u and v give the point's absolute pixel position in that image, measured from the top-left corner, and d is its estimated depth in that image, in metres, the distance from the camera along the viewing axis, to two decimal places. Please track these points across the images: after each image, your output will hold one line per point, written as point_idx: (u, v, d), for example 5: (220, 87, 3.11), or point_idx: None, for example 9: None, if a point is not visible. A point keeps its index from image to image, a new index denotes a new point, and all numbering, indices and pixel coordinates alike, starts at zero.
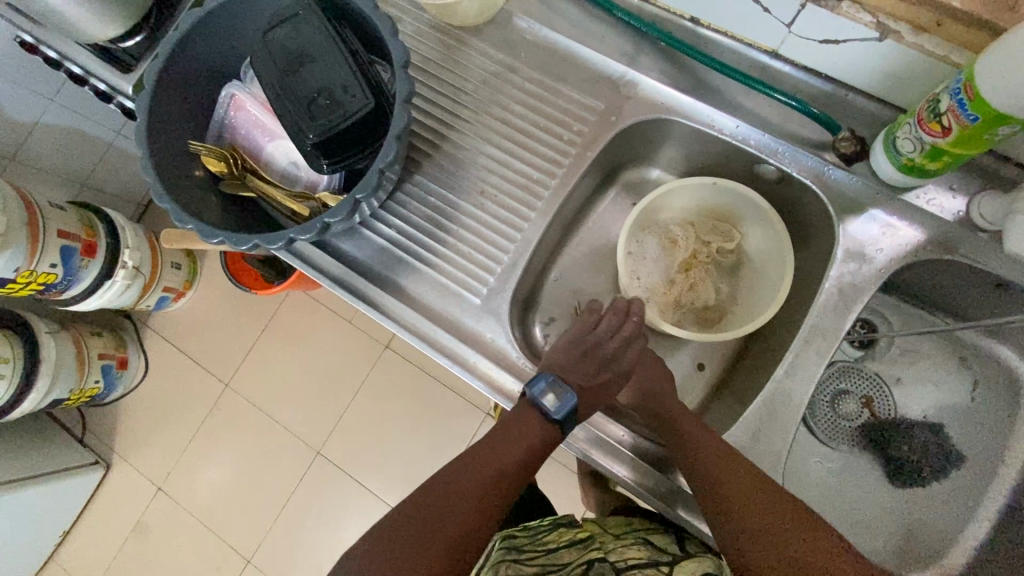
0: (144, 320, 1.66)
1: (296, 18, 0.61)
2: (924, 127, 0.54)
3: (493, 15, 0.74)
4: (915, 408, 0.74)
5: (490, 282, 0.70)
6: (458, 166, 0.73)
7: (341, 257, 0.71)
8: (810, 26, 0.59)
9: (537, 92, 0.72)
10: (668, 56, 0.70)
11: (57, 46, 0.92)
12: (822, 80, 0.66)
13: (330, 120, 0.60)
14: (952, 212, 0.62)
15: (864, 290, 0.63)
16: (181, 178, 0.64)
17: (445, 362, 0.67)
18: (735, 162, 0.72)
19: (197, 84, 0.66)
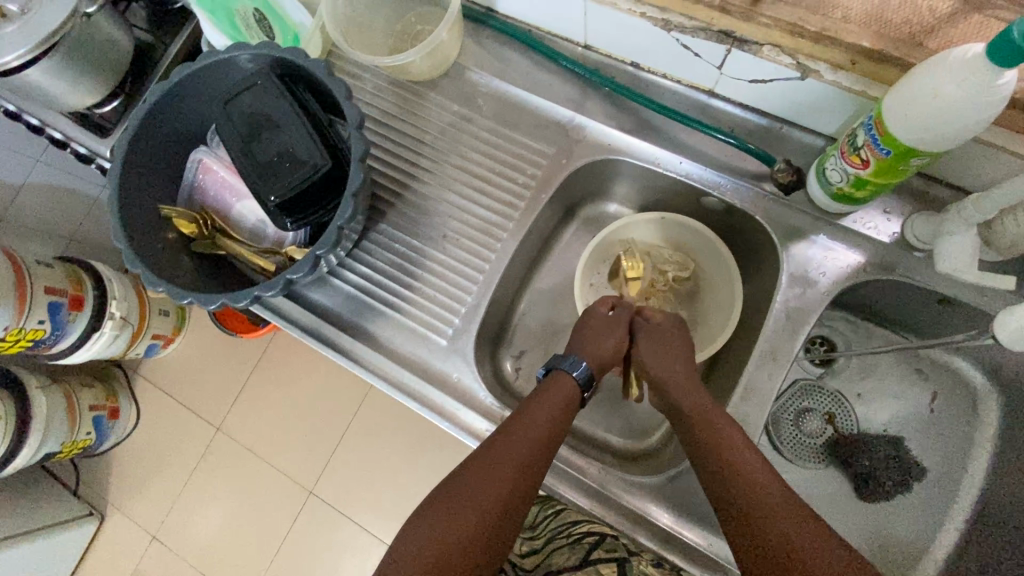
0: (135, 368, 1.67)
1: (255, 86, 0.64)
2: (846, 159, 0.57)
3: (448, 69, 0.78)
4: (875, 423, 0.76)
5: (455, 322, 0.72)
6: (421, 212, 0.76)
7: (311, 306, 0.74)
8: (737, 67, 0.63)
9: (492, 138, 0.76)
10: (613, 99, 0.74)
11: (39, 114, 0.97)
12: (758, 115, 0.70)
13: (290, 181, 0.63)
14: (886, 234, 0.65)
15: (810, 312, 0.66)
16: (151, 240, 0.67)
17: (412, 404, 0.68)
18: (683, 195, 0.75)
19: (167, 150, 0.70)
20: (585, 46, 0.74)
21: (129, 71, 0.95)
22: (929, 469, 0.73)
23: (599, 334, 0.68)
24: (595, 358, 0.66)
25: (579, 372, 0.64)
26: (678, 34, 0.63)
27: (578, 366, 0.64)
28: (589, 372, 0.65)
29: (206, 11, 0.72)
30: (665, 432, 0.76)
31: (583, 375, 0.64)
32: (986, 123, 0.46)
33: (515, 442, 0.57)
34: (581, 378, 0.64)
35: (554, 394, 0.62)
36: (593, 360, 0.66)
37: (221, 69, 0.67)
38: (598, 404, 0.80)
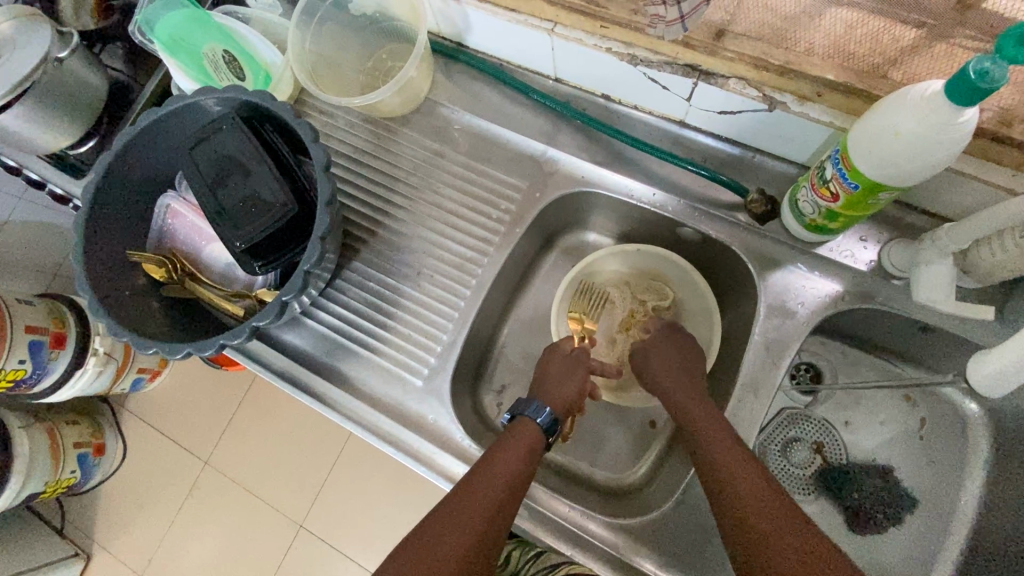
0: (121, 403, 1.65)
1: (220, 131, 0.64)
2: (816, 192, 0.57)
3: (419, 104, 0.78)
4: (864, 451, 0.74)
5: (430, 361, 0.71)
6: (394, 248, 0.74)
7: (284, 348, 0.73)
8: (705, 99, 0.63)
9: (464, 173, 0.76)
10: (584, 132, 0.74)
11: (14, 156, 0.96)
12: (730, 145, 0.70)
13: (255, 226, 0.62)
14: (864, 262, 0.64)
15: (790, 344, 0.64)
16: (118, 289, 0.65)
17: (387, 449, 0.67)
18: (659, 225, 0.75)
19: (135, 196, 0.69)
20: (555, 79, 0.74)
21: (104, 111, 0.95)
22: (922, 499, 0.71)
23: (561, 378, 0.67)
24: (558, 402, 0.66)
25: (544, 417, 0.63)
26: (645, 68, 0.63)
27: (542, 412, 0.63)
28: (553, 416, 0.64)
29: (178, 61, 0.73)
30: (649, 467, 0.74)
31: (546, 420, 0.63)
32: (949, 159, 0.45)
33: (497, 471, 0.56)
34: (544, 423, 0.63)
35: (523, 429, 0.62)
36: (557, 405, 0.65)
37: (187, 113, 0.67)
38: (581, 439, 0.78)
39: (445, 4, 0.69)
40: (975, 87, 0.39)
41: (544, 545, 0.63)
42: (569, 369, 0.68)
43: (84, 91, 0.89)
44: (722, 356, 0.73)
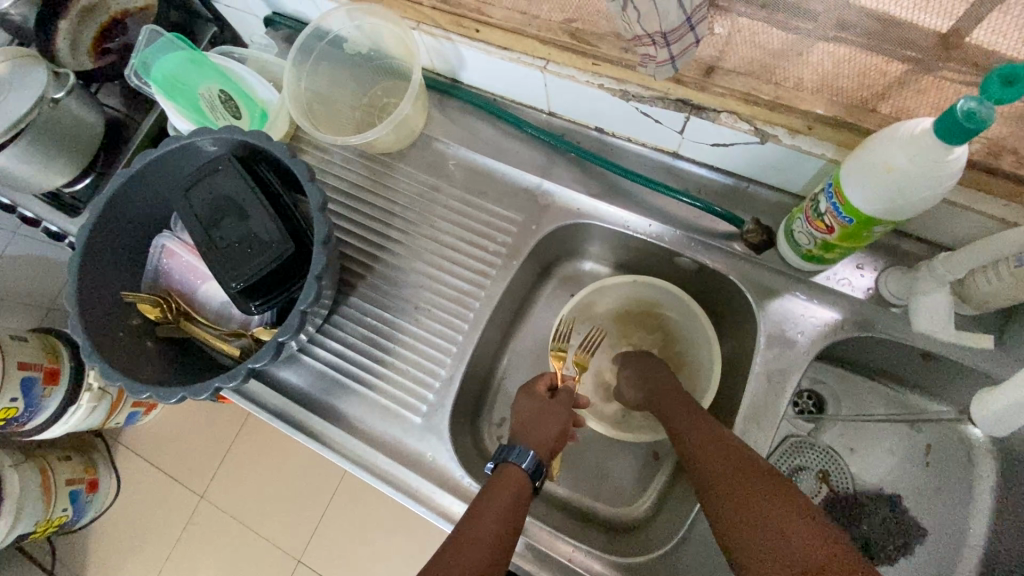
0: (114, 437, 1.62)
1: (216, 172, 0.64)
2: (812, 224, 0.57)
3: (415, 140, 0.79)
4: (871, 479, 0.73)
5: (429, 398, 0.70)
6: (391, 284, 0.74)
7: (280, 386, 0.72)
8: (697, 132, 0.64)
9: (460, 207, 0.76)
10: (579, 164, 0.74)
11: (10, 196, 0.96)
12: (723, 175, 0.70)
13: (251, 267, 0.62)
14: (862, 291, 0.64)
15: (791, 374, 0.64)
16: (111, 331, 0.65)
17: (386, 489, 0.65)
18: (656, 255, 0.75)
19: (131, 237, 0.69)
20: (549, 114, 0.75)
21: (100, 149, 0.95)
22: (931, 528, 0.70)
23: (540, 419, 0.64)
24: (542, 444, 0.62)
25: (528, 462, 0.59)
26: (637, 102, 0.64)
27: (526, 456, 0.59)
28: (537, 459, 0.60)
29: (174, 104, 0.73)
30: (655, 500, 0.73)
31: (530, 464, 0.59)
32: (941, 193, 0.45)
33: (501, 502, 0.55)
34: (528, 468, 0.59)
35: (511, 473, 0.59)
36: (540, 448, 0.62)
37: (183, 154, 0.67)
38: (583, 472, 0.77)
39: (439, 43, 0.71)
40: (964, 128, 0.39)
41: None
42: (550, 409, 0.66)
43: (80, 130, 0.89)
44: (723, 386, 0.73)
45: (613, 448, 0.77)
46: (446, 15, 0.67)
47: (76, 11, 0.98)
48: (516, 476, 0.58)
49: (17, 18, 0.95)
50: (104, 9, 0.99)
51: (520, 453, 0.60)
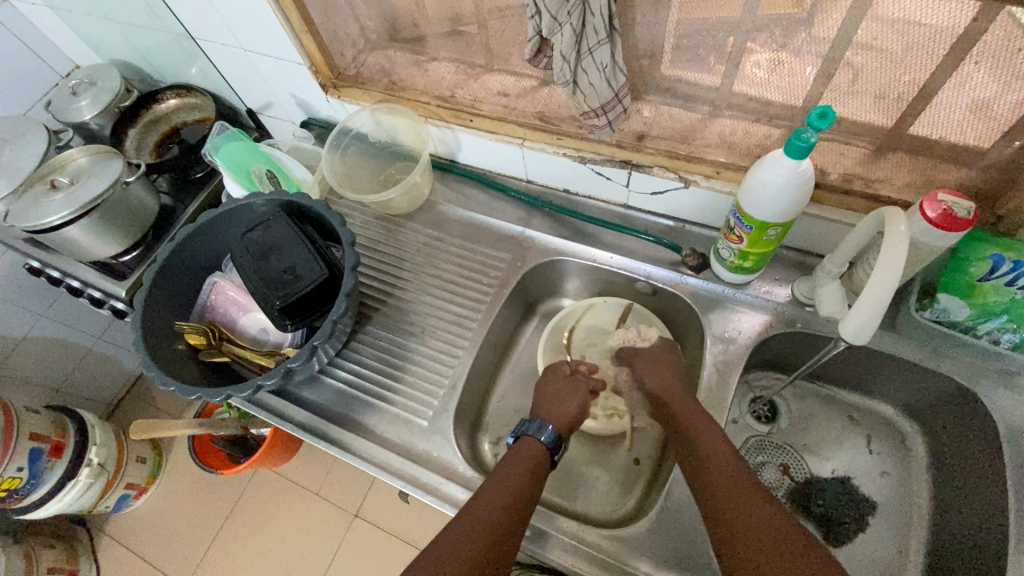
0: (99, 526, 1.58)
1: (266, 221, 0.81)
2: (729, 239, 0.75)
3: (421, 204, 0.98)
4: (826, 468, 0.83)
5: (434, 405, 0.81)
6: (401, 314, 0.88)
7: (303, 404, 0.82)
8: (638, 184, 0.85)
9: (458, 251, 0.93)
10: (552, 216, 0.94)
11: (65, 267, 1.11)
12: (664, 218, 0.90)
13: (292, 289, 0.76)
14: (782, 296, 0.81)
15: (736, 364, 0.78)
16: (165, 352, 0.77)
17: (397, 483, 0.74)
18: (620, 283, 0.91)
19: (186, 278, 0.83)
20: (527, 180, 0.96)
21: (151, 228, 1.13)
22: (880, 504, 0.80)
23: (561, 397, 0.77)
24: (559, 418, 0.74)
25: (546, 435, 0.71)
26: (592, 164, 0.85)
27: (544, 430, 0.71)
28: (555, 434, 0.71)
29: (233, 174, 0.92)
30: (639, 495, 0.81)
31: (550, 437, 0.71)
32: (805, 199, 0.64)
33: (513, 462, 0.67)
34: (548, 441, 0.70)
35: (528, 447, 0.70)
36: (560, 422, 0.74)
37: (239, 212, 0.85)
38: (574, 477, 0.85)
39: (442, 132, 0.94)
40: (800, 146, 0.59)
41: (548, 559, 0.68)
42: (566, 391, 0.78)
43: (139, 209, 1.08)
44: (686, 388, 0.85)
45: (598, 453, 0.87)
46: (448, 111, 0.91)
47: (144, 122, 1.22)
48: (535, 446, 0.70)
49: (94, 128, 1.18)
50: (167, 121, 1.23)
51: (541, 428, 0.72)
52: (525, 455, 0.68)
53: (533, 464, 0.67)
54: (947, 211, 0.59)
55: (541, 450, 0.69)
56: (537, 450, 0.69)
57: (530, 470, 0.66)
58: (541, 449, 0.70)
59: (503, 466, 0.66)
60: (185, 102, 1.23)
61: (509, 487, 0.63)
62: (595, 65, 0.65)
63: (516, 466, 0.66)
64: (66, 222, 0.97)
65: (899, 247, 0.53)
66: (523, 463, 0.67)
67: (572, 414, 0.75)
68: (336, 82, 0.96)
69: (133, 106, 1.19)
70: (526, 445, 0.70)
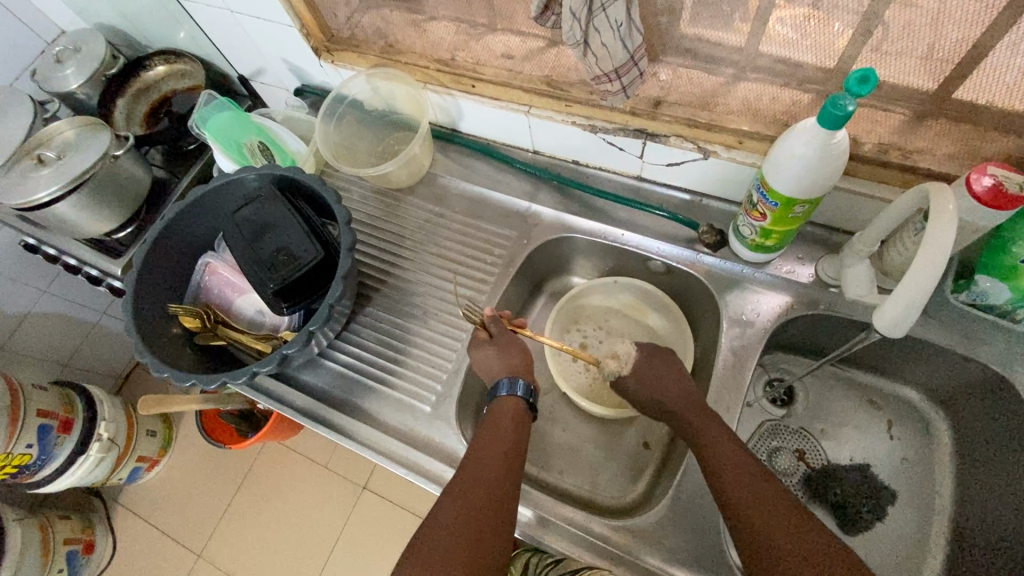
0: (113, 496, 1.61)
1: (258, 198, 0.77)
2: (751, 216, 0.70)
3: (422, 177, 0.93)
4: (843, 455, 0.80)
5: (437, 390, 0.78)
6: (403, 294, 0.85)
7: (304, 388, 0.80)
8: (654, 155, 0.79)
9: (462, 228, 0.89)
10: (560, 190, 0.89)
11: (61, 245, 1.09)
12: (681, 192, 0.84)
13: (286, 272, 0.73)
14: (805, 276, 0.76)
15: (754, 348, 0.74)
16: (159, 335, 0.74)
17: (400, 471, 0.72)
18: (631, 261, 0.87)
19: (178, 258, 0.80)
20: (534, 151, 0.90)
21: (144, 203, 1.09)
22: (899, 493, 0.77)
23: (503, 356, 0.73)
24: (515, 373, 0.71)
25: (520, 389, 0.68)
26: (603, 133, 0.79)
27: (516, 386, 0.69)
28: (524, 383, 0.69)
29: (222, 148, 0.87)
30: (647, 482, 0.79)
31: (522, 391, 0.68)
32: (838, 173, 0.59)
33: (491, 431, 0.64)
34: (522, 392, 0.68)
35: (505, 410, 0.67)
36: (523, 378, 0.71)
37: (230, 186, 0.80)
38: (581, 462, 0.83)
39: (443, 99, 0.88)
40: (836, 115, 0.53)
41: (555, 551, 0.67)
42: (508, 342, 0.74)
43: (131, 183, 1.04)
44: (700, 371, 0.82)
45: (606, 437, 0.84)
46: (449, 75, 0.84)
47: (132, 91, 1.16)
48: (512, 406, 0.67)
49: (81, 97, 1.12)
50: (156, 88, 1.17)
51: (509, 386, 0.69)
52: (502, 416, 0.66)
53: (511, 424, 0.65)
54: (996, 185, 0.54)
55: (514, 408, 0.67)
56: (511, 410, 0.67)
57: (509, 430, 0.64)
58: (518, 405, 0.68)
59: (483, 433, 0.63)
60: (173, 69, 1.17)
61: (490, 457, 0.60)
62: (609, 24, 0.59)
63: (493, 434, 0.63)
64: (56, 198, 0.94)
65: (945, 233, 0.48)
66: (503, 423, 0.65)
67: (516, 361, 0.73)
68: (328, 45, 0.89)
69: (120, 73, 1.13)
70: (498, 413, 0.67)
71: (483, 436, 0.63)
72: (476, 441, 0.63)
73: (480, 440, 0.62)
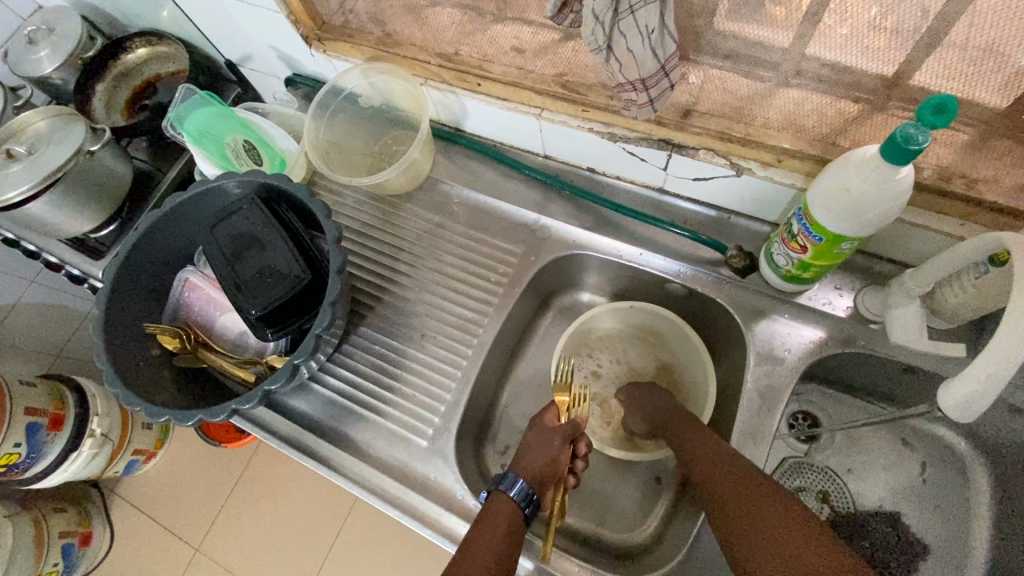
0: (112, 487, 1.59)
1: (239, 211, 0.69)
2: (788, 246, 0.62)
3: (421, 182, 0.85)
4: (870, 499, 0.75)
5: (435, 422, 0.72)
6: (400, 314, 0.78)
7: (292, 415, 0.74)
8: (679, 169, 0.71)
9: (464, 241, 0.81)
10: (572, 201, 0.81)
11: (40, 243, 1.02)
12: (707, 208, 0.76)
13: (269, 296, 0.66)
14: (842, 309, 0.69)
15: (782, 389, 0.68)
16: (133, 361, 0.68)
17: (393, 512, 0.67)
18: (649, 282, 0.80)
19: (156, 272, 0.74)
20: (545, 157, 0.82)
21: (126, 199, 1.02)
22: (930, 543, 0.72)
23: (537, 448, 0.67)
24: (532, 473, 0.64)
25: (517, 490, 0.60)
26: (623, 143, 0.71)
27: (515, 484, 0.61)
28: (525, 487, 0.61)
29: (204, 150, 0.80)
30: (659, 522, 0.74)
31: (519, 493, 0.60)
32: (897, 210, 0.51)
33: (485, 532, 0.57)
34: (519, 497, 0.60)
35: (499, 508, 0.60)
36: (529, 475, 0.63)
37: (211, 195, 0.73)
38: (588, 498, 0.78)
39: (445, 96, 0.79)
40: (906, 149, 0.45)
41: None
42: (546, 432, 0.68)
43: (112, 180, 0.97)
44: (721, 405, 0.76)
45: (616, 471, 0.79)
46: (452, 72, 0.76)
47: (111, 76, 1.07)
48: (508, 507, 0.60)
49: (57, 82, 1.04)
50: (138, 73, 1.08)
51: (511, 483, 0.61)
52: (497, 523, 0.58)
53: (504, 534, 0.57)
54: None
55: (512, 510, 0.60)
56: (506, 509, 0.60)
57: (502, 532, 0.58)
58: (513, 506, 0.60)
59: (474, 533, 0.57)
60: (155, 52, 1.08)
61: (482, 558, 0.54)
62: (637, 28, 0.50)
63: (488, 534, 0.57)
64: (28, 197, 0.87)
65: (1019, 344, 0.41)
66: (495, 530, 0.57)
67: (544, 464, 0.65)
68: (320, 34, 0.81)
69: (98, 56, 1.05)
70: (494, 512, 0.60)
71: (471, 536, 0.57)
72: (466, 541, 0.56)
73: (469, 541, 0.56)
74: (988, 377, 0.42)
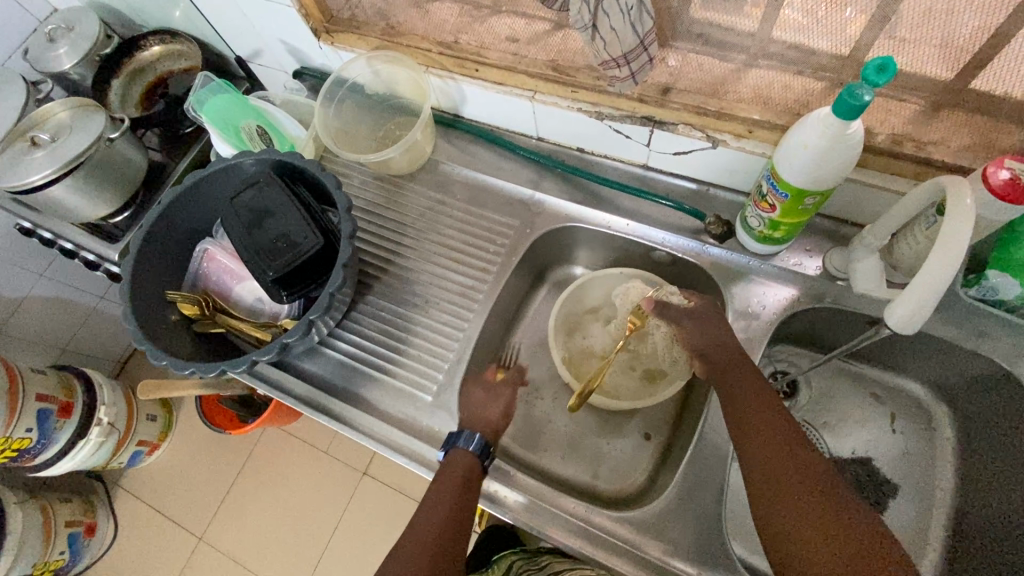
0: (116, 479, 1.62)
1: (257, 184, 0.75)
2: (759, 206, 0.68)
3: (423, 163, 0.91)
4: (845, 448, 0.80)
5: (439, 380, 0.77)
6: (404, 283, 0.84)
7: (303, 375, 0.79)
8: (661, 143, 0.77)
9: (464, 216, 0.87)
10: (564, 177, 0.87)
11: (57, 229, 1.07)
12: (688, 181, 0.83)
13: (286, 259, 0.72)
14: (812, 269, 0.75)
15: (759, 341, 0.74)
16: (157, 323, 0.73)
17: (400, 459, 0.72)
18: (636, 252, 0.86)
19: (178, 244, 0.79)
20: (538, 138, 0.89)
21: (141, 187, 1.07)
22: (900, 486, 0.77)
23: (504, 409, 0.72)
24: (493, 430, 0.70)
25: (474, 445, 0.66)
26: (610, 120, 0.77)
27: (472, 440, 0.67)
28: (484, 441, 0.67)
29: (221, 132, 0.86)
30: (650, 471, 0.79)
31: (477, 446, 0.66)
32: (850, 164, 0.57)
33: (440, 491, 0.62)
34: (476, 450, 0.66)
35: (458, 462, 0.65)
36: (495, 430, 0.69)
37: (229, 171, 0.79)
38: (584, 453, 0.82)
39: (445, 83, 0.85)
40: (852, 105, 0.51)
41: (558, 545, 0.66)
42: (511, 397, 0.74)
43: (128, 167, 1.02)
44: None
45: (609, 429, 0.84)
46: (450, 58, 0.82)
47: (127, 72, 1.14)
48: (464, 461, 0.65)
49: (74, 78, 1.10)
50: (152, 70, 1.15)
51: (469, 440, 0.67)
52: (448, 491, 0.62)
53: (452, 508, 0.61)
54: (1013, 178, 0.53)
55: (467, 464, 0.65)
56: (464, 463, 0.65)
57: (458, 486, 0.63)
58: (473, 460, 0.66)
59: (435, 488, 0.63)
60: (169, 49, 1.14)
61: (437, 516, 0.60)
62: (618, 8, 0.57)
63: (445, 490, 0.62)
64: (51, 181, 0.92)
65: (943, 271, 0.48)
66: (447, 493, 0.62)
67: None
68: (328, 27, 0.87)
69: (115, 53, 1.11)
70: (452, 470, 0.65)
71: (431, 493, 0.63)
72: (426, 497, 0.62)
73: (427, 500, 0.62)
74: (921, 296, 0.49)
